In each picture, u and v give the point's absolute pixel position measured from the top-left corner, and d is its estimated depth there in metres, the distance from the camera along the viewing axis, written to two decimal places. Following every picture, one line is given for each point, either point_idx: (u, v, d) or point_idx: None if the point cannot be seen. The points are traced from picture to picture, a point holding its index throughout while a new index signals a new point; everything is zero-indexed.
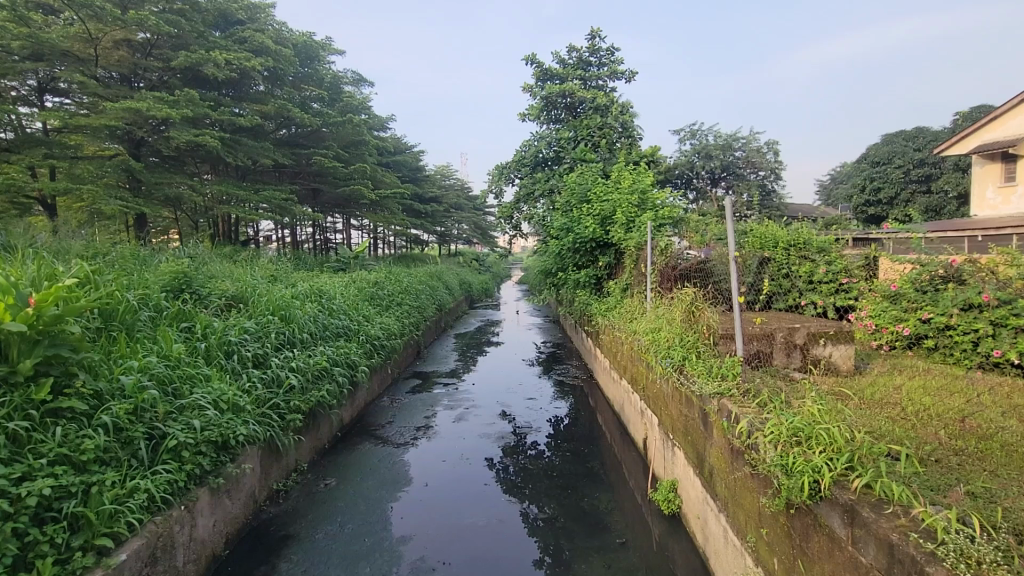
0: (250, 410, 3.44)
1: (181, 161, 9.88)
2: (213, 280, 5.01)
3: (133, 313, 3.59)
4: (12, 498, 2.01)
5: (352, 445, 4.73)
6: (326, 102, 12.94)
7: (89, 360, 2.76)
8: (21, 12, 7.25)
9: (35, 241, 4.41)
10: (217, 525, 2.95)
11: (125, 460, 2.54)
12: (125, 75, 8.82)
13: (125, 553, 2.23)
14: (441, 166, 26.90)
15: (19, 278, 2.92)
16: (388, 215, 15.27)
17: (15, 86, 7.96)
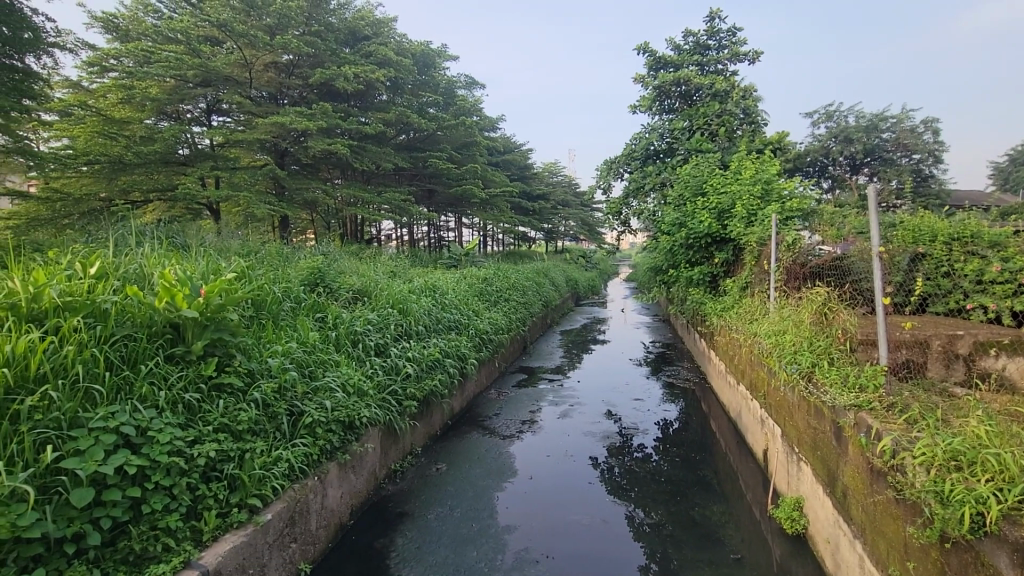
0: (372, 395, 3.75)
1: (317, 168, 11.04)
2: (342, 275, 5.54)
3: (277, 303, 4.09)
4: (187, 457, 2.40)
5: (461, 434, 4.95)
6: (441, 107, 13.61)
7: (244, 343, 3.20)
8: (195, 45, 8.58)
9: (204, 240, 5.22)
10: (344, 497, 3.26)
11: (271, 431, 2.91)
12: (273, 94, 10.06)
13: (269, 513, 2.55)
14: (549, 163, 27.04)
15: (193, 272, 3.47)
16: (498, 213, 15.73)
17: (190, 109, 9.47)
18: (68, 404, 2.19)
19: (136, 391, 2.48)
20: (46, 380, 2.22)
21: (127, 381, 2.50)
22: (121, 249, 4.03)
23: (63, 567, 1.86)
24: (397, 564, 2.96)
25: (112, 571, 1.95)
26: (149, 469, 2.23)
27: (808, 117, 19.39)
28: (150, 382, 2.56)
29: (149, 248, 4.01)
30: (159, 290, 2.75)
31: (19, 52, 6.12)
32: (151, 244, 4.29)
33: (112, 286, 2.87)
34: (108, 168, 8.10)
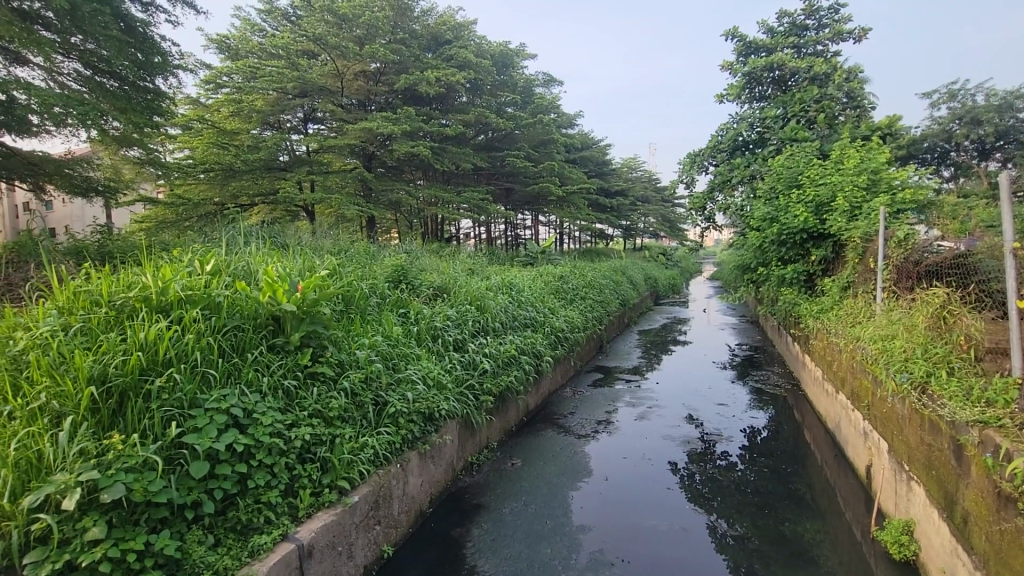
0: (451, 388, 3.87)
1: (401, 169, 11.55)
2: (423, 273, 5.77)
3: (365, 299, 4.34)
4: (286, 439, 2.62)
5: (536, 431, 4.97)
6: (520, 106, 13.74)
7: (336, 336, 3.43)
8: (294, 59, 9.31)
9: (300, 239, 5.66)
10: (424, 485, 3.40)
11: (358, 419, 3.10)
12: (362, 101, 10.65)
13: (356, 496, 2.71)
14: (628, 158, 26.40)
15: (291, 269, 3.79)
16: (575, 211, 15.59)
17: (289, 119, 10.25)
18: (189, 386, 2.47)
19: (243, 377, 2.74)
20: (171, 363, 2.51)
21: (236, 368, 2.77)
22: (231, 248, 4.47)
23: (184, 530, 2.10)
24: (473, 554, 3.03)
25: (223, 537, 2.17)
26: (254, 448, 2.46)
27: (926, 98, 17.35)
28: (255, 368, 2.82)
29: (255, 248, 4.41)
30: (263, 286, 3.03)
31: (150, 75, 6.96)
32: (256, 244, 4.73)
33: (224, 282, 3.19)
34: (221, 175, 9.06)
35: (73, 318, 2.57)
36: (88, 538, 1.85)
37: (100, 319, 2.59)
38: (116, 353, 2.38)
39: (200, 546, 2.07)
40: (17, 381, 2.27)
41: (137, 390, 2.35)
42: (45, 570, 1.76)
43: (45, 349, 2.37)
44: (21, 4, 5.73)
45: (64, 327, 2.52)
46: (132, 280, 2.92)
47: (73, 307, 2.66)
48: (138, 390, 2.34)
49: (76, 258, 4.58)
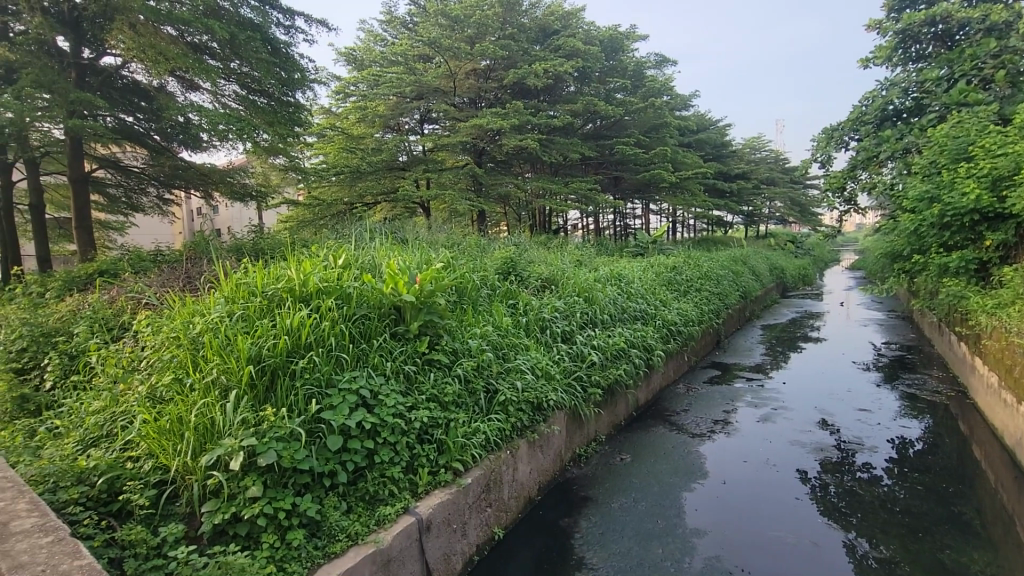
0: (559, 379, 3.89)
1: (510, 163, 11.80)
2: (532, 264, 5.86)
3: (476, 290, 4.53)
4: (406, 419, 2.82)
5: (647, 427, 4.82)
6: (629, 91, 13.31)
7: (450, 325, 3.62)
8: (411, 64, 9.90)
9: (418, 234, 6.04)
10: (532, 473, 3.47)
11: (471, 405, 3.24)
12: (473, 99, 11.02)
13: (469, 478, 2.84)
14: (751, 138, 24.35)
15: (410, 262, 4.06)
16: (689, 197, 14.76)
17: (407, 121, 10.93)
18: (326, 368, 2.76)
19: (370, 361, 2.99)
20: (311, 347, 2.83)
21: (365, 352, 3.04)
22: (359, 243, 4.92)
23: (322, 495, 2.35)
24: (581, 546, 3.03)
25: (354, 505, 2.40)
26: (379, 426, 2.68)
27: None
28: (380, 354, 3.07)
29: (378, 243, 4.79)
30: (387, 278, 3.29)
31: (291, 91, 7.80)
32: (380, 239, 5.15)
33: (354, 274, 3.51)
34: (350, 177, 9.95)
35: (235, 305, 2.99)
36: (248, 495, 2.16)
37: (255, 307, 2.99)
38: (269, 337, 2.73)
39: (335, 511, 2.31)
40: (195, 358, 2.70)
41: (285, 369, 2.67)
42: (217, 518, 2.10)
43: (215, 331, 2.79)
44: (192, 38, 6.64)
45: (229, 313, 2.95)
46: (280, 273, 3.32)
47: (235, 297, 3.09)
48: (285, 370, 2.67)
49: (238, 255, 5.33)
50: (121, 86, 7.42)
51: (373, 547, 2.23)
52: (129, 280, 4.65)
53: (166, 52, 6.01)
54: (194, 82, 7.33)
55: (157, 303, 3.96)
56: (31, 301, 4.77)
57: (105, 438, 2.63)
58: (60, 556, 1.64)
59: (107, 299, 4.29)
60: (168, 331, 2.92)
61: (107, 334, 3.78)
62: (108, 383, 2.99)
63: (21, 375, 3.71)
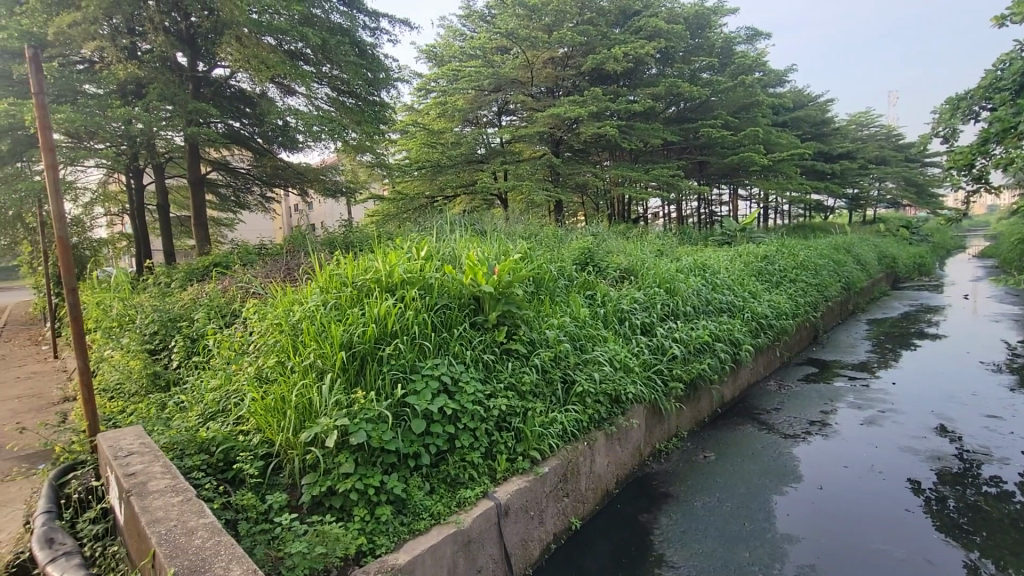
0: (638, 371, 3.80)
1: (588, 152, 11.64)
2: (610, 254, 5.76)
3: (554, 281, 4.53)
4: (485, 407, 2.89)
5: (733, 424, 4.58)
6: (716, 70, 12.61)
7: (528, 316, 3.65)
8: (489, 57, 10.01)
9: (497, 225, 6.15)
10: (610, 466, 3.42)
11: (548, 395, 3.26)
12: (551, 88, 10.94)
13: (546, 467, 2.85)
14: (858, 113, 22.11)
15: (489, 253, 4.14)
16: (783, 181, 13.74)
17: (485, 114, 11.06)
18: (410, 354, 2.89)
19: (451, 349, 3.09)
20: (397, 334, 2.97)
21: (446, 340, 3.14)
22: (441, 235, 5.10)
23: (407, 475, 2.47)
24: (660, 542, 2.96)
25: (436, 486, 2.50)
26: (460, 412, 2.76)
27: None
28: (460, 342, 3.16)
29: (458, 234, 4.91)
30: (467, 269, 3.38)
31: (376, 90, 8.15)
32: (461, 231, 5.29)
33: (435, 265, 3.63)
34: (431, 171, 10.31)
35: (329, 295, 3.20)
36: (341, 470, 2.32)
37: (347, 296, 3.18)
38: (359, 325, 2.90)
39: (419, 490, 2.42)
40: (295, 343, 2.93)
41: (373, 356, 2.83)
42: (316, 490, 2.28)
43: (312, 319, 3.01)
44: (288, 46, 7.15)
45: (324, 302, 3.16)
46: (368, 264, 3.51)
47: (329, 287, 3.30)
48: (374, 356, 2.82)
49: (330, 248, 5.70)
50: (229, 95, 8.16)
51: (454, 527, 2.31)
52: (239, 271, 5.14)
53: (267, 60, 6.50)
54: (290, 87, 7.90)
55: (261, 293, 4.34)
56: (160, 290, 5.42)
57: (221, 413, 2.94)
58: (189, 514, 1.86)
59: (221, 289, 4.75)
60: (272, 318, 3.19)
61: (221, 320, 4.20)
62: (222, 363, 3.32)
63: (154, 354, 4.22)
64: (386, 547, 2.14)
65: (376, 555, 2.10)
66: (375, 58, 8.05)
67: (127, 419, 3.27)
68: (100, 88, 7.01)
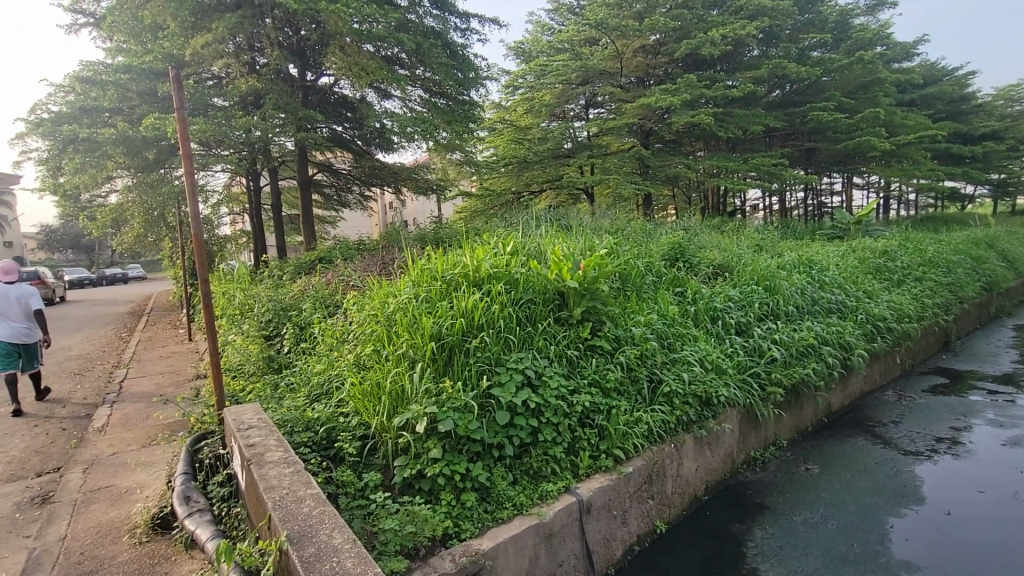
0: (732, 374, 3.58)
1: (680, 142, 11.16)
2: (703, 250, 5.48)
3: (641, 276, 4.40)
4: (568, 402, 2.87)
5: (841, 437, 4.19)
6: (828, 47, 11.53)
7: (613, 313, 3.58)
8: (578, 50, 9.91)
9: (584, 220, 6.08)
10: (699, 471, 3.26)
11: (633, 393, 3.18)
12: (641, 78, 10.62)
13: (631, 467, 2.78)
14: (1007, 86, 19.16)
15: (575, 248, 4.11)
16: (908, 167, 12.27)
17: (573, 108, 10.98)
18: (495, 347, 2.95)
19: (535, 344, 3.11)
20: (483, 327, 3.04)
21: (530, 335, 3.17)
22: (528, 230, 5.14)
23: (491, 464, 2.54)
24: (754, 556, 2.78)
25: (519, 477, 2.55)
26: (543, 406, 2.77)
27: None
28: (544, 337, 3.17)
29: (544, 230, 4.93)
30: (552, 264, 3.38)
31: (466, 90, 8.36)
32: (547, 226, 5.31)
33: (521, 260, 3.66)
34: (518, 167, 10.42)
35: (421, 288, 3.35)
36: (430, 455, 2.42)
37: (437, 290, 3.30)
38: (448, 317, 3.01)
39: (502, 480, 2.47)
40: (390, 332, 3.10)
41: (460, 348, 2.92)
42: (407, 472, 2.40)
43: (404, 311, 3.16)
44: (386, 52, 7.57)
45: (416, 295, 3.31)
46: (456, 259, 3.62)
47: (420, 280, 3.45)
48: (461, 347, 2.91)
49: (422, 243, 5.97)
50: (334, 101, 8.79)
51: (536, 520, 2.33)
52: (341, 265, 5.53)
53: (366, 67, 6.95)
54: (387, 91, 8.35)
55: (360, 285, 4.64)
56: (275, 281, 5.99)
57: (324, 395, 3.19)
58: (298, 484, 2.04)
59: (325, 282, 5.15)
60: (369, 309, 3.40)
61: (325, 309, 4.54)
62: (325, 350, 3.60)
63: (269, 340, 4.67)
64: (470, 532, 2.21)
65: (461, 539, 2.18)
66: (466, 58, 8.27)
67: (247, 396, 3.66)
68: (226, 100, 7.85)
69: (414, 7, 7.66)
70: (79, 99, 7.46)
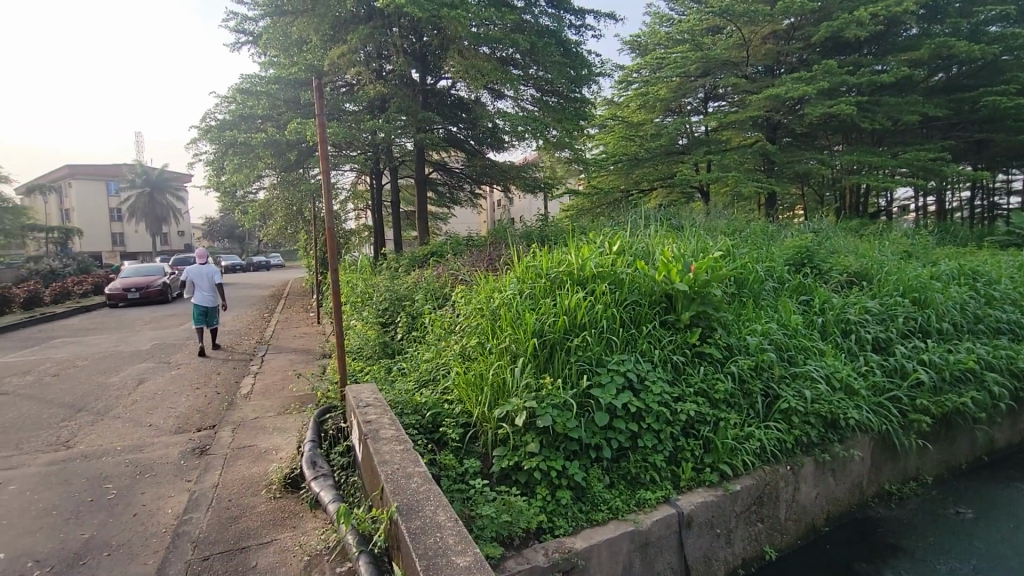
0: (865, 396, 3.18)
1: (813, 136, 10.14)
2: (836, 255, 4.94)
3: (760, 282, 4.07)
4: (673, 410, 2.74)
5: (1007, 481, 3.53)
6: (1012, 20, 9.76)
7: (726, 319, 3.36)
8: (699, 40, 9.42)
9: (697, 220, 5.78)
10: (820, 498, 2.95)
11: (745, 408, 2.95)
12: (770, 67, 9.80)
13: (739, 485, 2.59)
14: None
15: (686, 250, 3.92)
16: None
17: (690, 102, 10.47)
18: (597, 348, 2.91)
19: (638, 347, 3.02)
20: (586, 327, 3.01)
21: (634, 337, 3.07)
22: (636, 229, 5.00)
23: (588, 465, 2.51)
24: None
25: (616, 481, 2.49)
26: (644, 411, 2.68)
27: None
28: (649, 340, 3.06)
29: (653, 229, 4.76)
30: (660, 265, 3.25)
31: (578, 87, 8.31)
32: (656, 226, 5.12)
33: (627, 260, 3.57)
34: (628, 165, 10.16)
35: (525, 284, 3.40)
36: (528, 448, 2.46)
37: (541, 287, 3.34)
38: (550, 314, 3.03)
39: (598, 482, 2.44)
40: (494, 326, 3.19)
41: (562, 345, 2.92)
42: (505, 463, 2.45)
43: (509, 306, 3.24)
44: (502, 54, 7.78)
45: (520, 291, 3.37)
46: (562, 257, 3.62)
47: (525, 277, 3.50)
48: (563, 345, 2.91)
49: (528, 240, 6.06)
50: (450, 102, 9.22)
51: (631, 526, 2.28)
52: (452, 260, 5.80)
53: (483, 68, 7.21)
54: (501, 91, 8.58)
55: (468, 279, 4.83)
56: (392, 272, 6.45)
57: (431, 381, 3.38)
58: (407, 461, 2.18)
59: (436, 275, 5.44)
60: (476, 302, 3.52)
61: (436, 301, 4.80)
62: (435, 339, 3.81)
63: (385, 327, 5.05)
64: (564, 529, 2.22)
65: (555, 535, 2.19)
66: (580, 56, 8.23)
67: (364, 377, 3.98)
68: (356, 105, 8.58)
69: (530, 7, 7.78)
70: (239, 108, 8.50)
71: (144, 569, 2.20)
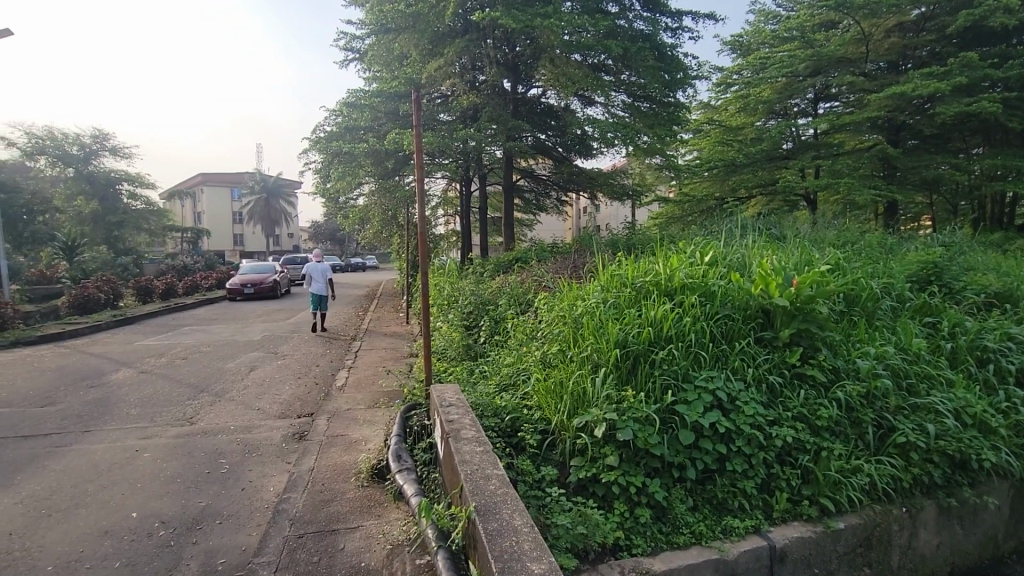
0: (1005, 436, 2.74)
1: (946, 138, 9.01)
2: (972, 273, 4.33)
3: (875, 300, 3.67)
4: (767, 435, 2.54)
5: None
6: None
7: (833, 339, 3.06)
8: (810, 36, 8.77)
9: (801, 230, 5.35)
10: (942, 548, 2.58)
11: (853, 439, 2.66)
12: (893, 63, 8.88)
13: (843, 523, 2.34)
14: None
15: (788, 262, 3.64)
16: None
17: (798, 103, 9.74)
18: (684, 362, 2.77)
19: (730, 364, 2.83)
20: (673, 339, 2.88)
21: (725, 353, 2.89)
22: (731, 239, 4.73)
23: (670, 484, 2.40)
24: None
25: (700, 504, 2.36)
26: (734, 433, 2.50)
27: None
28: (742, 358, 2.86)
29: (751, 239, 4.47)
30: (757, 278, 3.04)
31: (672, 91, 8.04)
32: (754, 236, 4.81)
33: (720, 272, 3.37)
34: (724, 171, 9.67)
35: (610, 293, 3.33)
36: (606, 462, 2.39)
37: (626, 296, 3.25)
38: (634, 325, 2.93)
39: (681, 503, 2.31)
40: (576, 334, 3.15)
41: (646, 357, 2.81)
42: (582, 474, 2.40)
43: (592, 314, 3.18)
44: (594, 61, 7.76)
45: (604, 299, 3.30)
46: (649, 267, 3.50)
47: (610, 286, 3.43)
48: (647, 358, 2.80)
49: (614, 248, 5.96)
50: (540, 110, 9.32)
51: (716, 554, 2.14)
52: (536, 266, 5.83)
53: (574, 76, 7.25)
54: (591, 98, 8.54)
55: (552, 286, 4.83)
56: (478, 276, 6.62)
57: (511, 385, 3.41)
58: (486, 463, 2.21)
59: (520, 280, 5.49)
60: (559, 310, 3.51)
61: (519, 306, 4.85)
62: (516, 344, 3.84)
63: (470, 329, 5.18)
64: (642, 549, 2.14)
65: (632, 553, 2.12)
66: (675, 58, 7.98)
67: (448, 377, 4.11)
68: (450, 115, 8.93)
69: (625, 13, 7.69)
70: (344, 120, 9.16)
71: (248, 539, 2.42)
